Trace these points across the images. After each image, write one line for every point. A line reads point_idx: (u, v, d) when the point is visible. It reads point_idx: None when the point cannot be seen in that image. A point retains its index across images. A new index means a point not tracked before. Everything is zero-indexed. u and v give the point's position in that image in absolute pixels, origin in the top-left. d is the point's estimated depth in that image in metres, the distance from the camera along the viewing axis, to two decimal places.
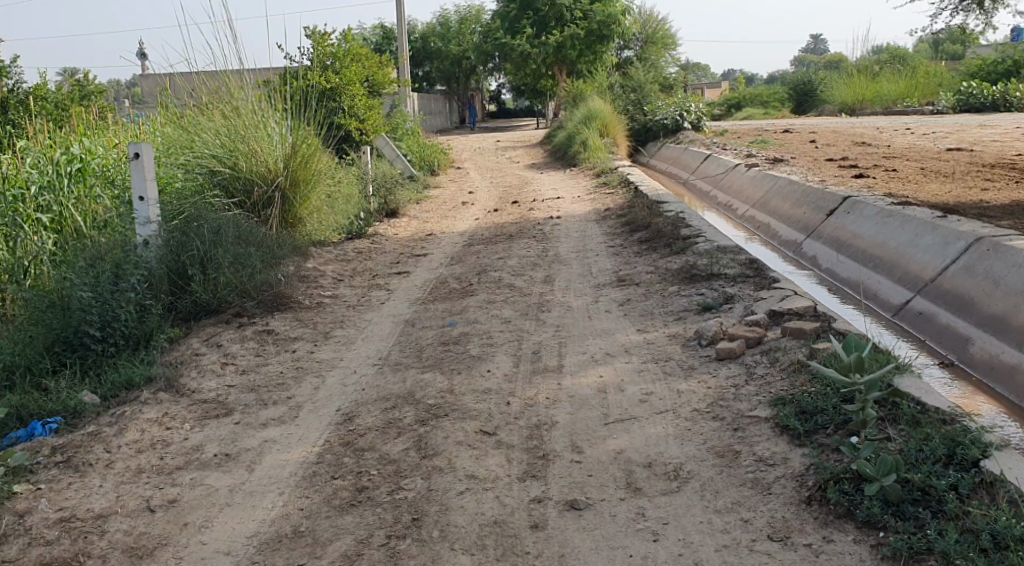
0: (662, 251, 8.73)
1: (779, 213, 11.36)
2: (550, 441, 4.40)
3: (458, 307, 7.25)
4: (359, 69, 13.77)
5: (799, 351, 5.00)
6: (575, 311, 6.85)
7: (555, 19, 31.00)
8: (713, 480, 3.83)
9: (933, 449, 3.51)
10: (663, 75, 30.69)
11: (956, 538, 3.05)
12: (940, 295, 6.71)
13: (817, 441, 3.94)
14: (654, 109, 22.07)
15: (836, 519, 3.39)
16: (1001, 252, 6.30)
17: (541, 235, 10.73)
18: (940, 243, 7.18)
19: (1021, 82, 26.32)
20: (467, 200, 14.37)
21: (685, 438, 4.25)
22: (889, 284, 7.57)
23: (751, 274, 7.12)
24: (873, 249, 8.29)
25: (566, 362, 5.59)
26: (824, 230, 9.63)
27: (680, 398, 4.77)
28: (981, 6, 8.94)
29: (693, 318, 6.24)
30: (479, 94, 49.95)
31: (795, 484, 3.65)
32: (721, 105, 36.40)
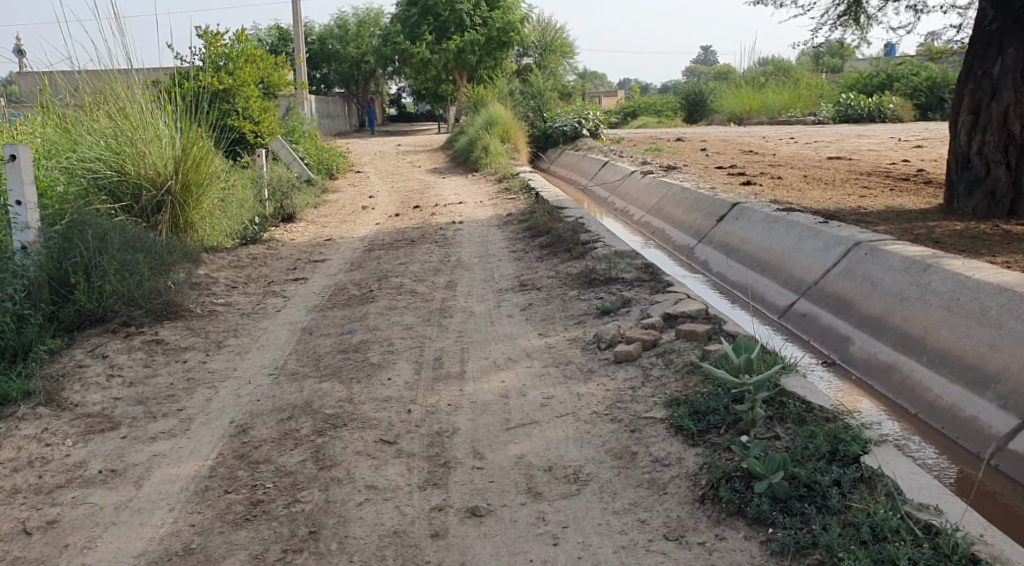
0: (562, 256, 8.84)
1: (672, 218, 11.69)
2: (451, 447, 4.39)
3: (358, 314, 7.16)
4: (254, 70, 13.45)
5: (692, 353, 5.16)
6: (477, 316, 6.86)
7: (455, 24, 31.04)
8: (611, 482, 3.90)
9: (817, 446, 3.66)
10: (561, 83, 31.14)
11: (839, 532, 3.16)
12: (822, 297, 7.04)
13: (709, 441, 4.06)
14: (553, 116, 22.39)
15: (728, 517, 3.47)
16: (877, 256, 6.67)
17: (443, 239, 10.71)
18: (822, 247, 7.55)
19: (895, 94, 28.05)
20: (366, 204, 14.21)
21: (585, 441, 4.31)
22: (776, 286, 7.89)
23: (647, 278, 7.29)
24: (760, 253, 8.64)
25: (467, 368, 5.59)
26: (715, 234, 9.97)
27: (579, 401, 4.84)
28: (857, 21, 9.43)
29: (592, 322, 6.34)
30: (379, 99, 49.49)
31: (689, 484, 3.74)
32: (618, 113, 37.19)
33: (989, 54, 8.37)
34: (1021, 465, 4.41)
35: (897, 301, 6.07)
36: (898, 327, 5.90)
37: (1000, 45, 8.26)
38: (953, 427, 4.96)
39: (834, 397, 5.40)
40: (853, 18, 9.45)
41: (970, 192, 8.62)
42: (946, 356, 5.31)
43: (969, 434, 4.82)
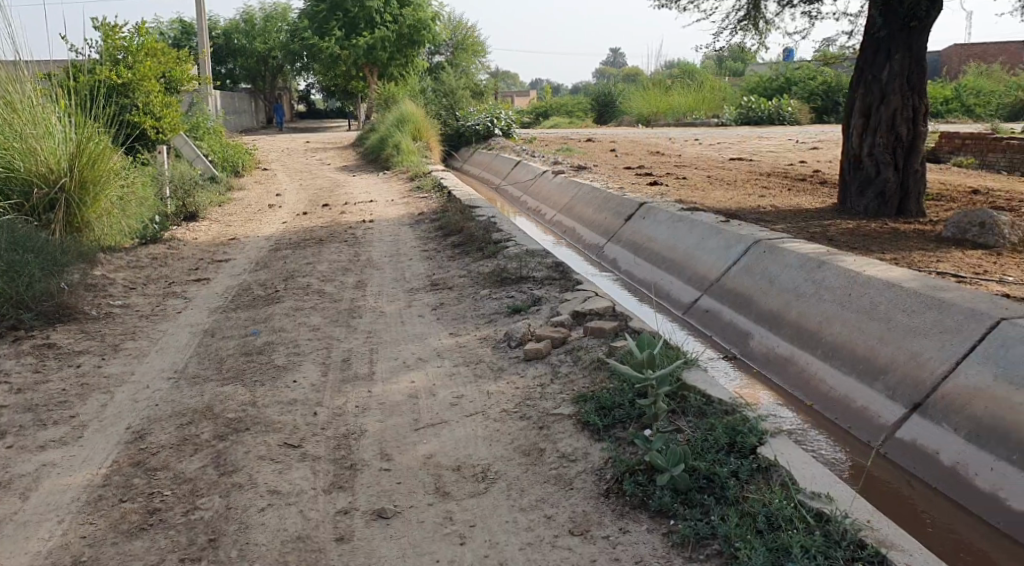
0: (473, 255, 8.84)
1: (582, 218, 11.84)
2: (358, 450, 4.32)
3: (263, 315, 6.99)
4: (155, 64, 12.96)
5: (600, 350, 5.22)
6: (387, 316, 6.78)
7: (364, 20, 30.57)
8: (519, 479, 3.90)
9: (716, 438, 3.74)
10: (473, 82, 31.12)
11: (736, 522, 3.24)
12: (724, 294, 7.25)
13: (615, 435, 4.11)
14: (465, 114, 22.38)
15: (632, 510, 3.51)
16: (775, 254, 6.90)
17: (353, 239, 10.56)
18: (723, 245, 7.77)
19: (792, 97, 29.15)
20: (273, 202, 13.88)
21: (493, 439, 4.30)
22: (680, 283, 8.09)
23: (557, 276, 7.36)
24: (666, 251, 8.83)
25: (376, 369, 5.52)
26: (623, 233, 10.15)
27: (489, 399, 4.84)
28: (756, 26, 9.74)
29: (503, 320, 6.35)
30: (287, 95, 48.45)
31: (594, 479, 3.78)
32: (530, 113, 37.45)
33: (877, 60, 8.75)
34: (906, 452, 4.64)
35: (794, 297, 6.30)
36: (795, 322, 6.13)
37: (887, 52, 8.65)
38: (846, 417, 5.18)
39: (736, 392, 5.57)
40: (753, 23, 9.75)
41: (862, 192, 9.03)
42: (839, 349, 5.54)
43: (860, 423, 5.05)
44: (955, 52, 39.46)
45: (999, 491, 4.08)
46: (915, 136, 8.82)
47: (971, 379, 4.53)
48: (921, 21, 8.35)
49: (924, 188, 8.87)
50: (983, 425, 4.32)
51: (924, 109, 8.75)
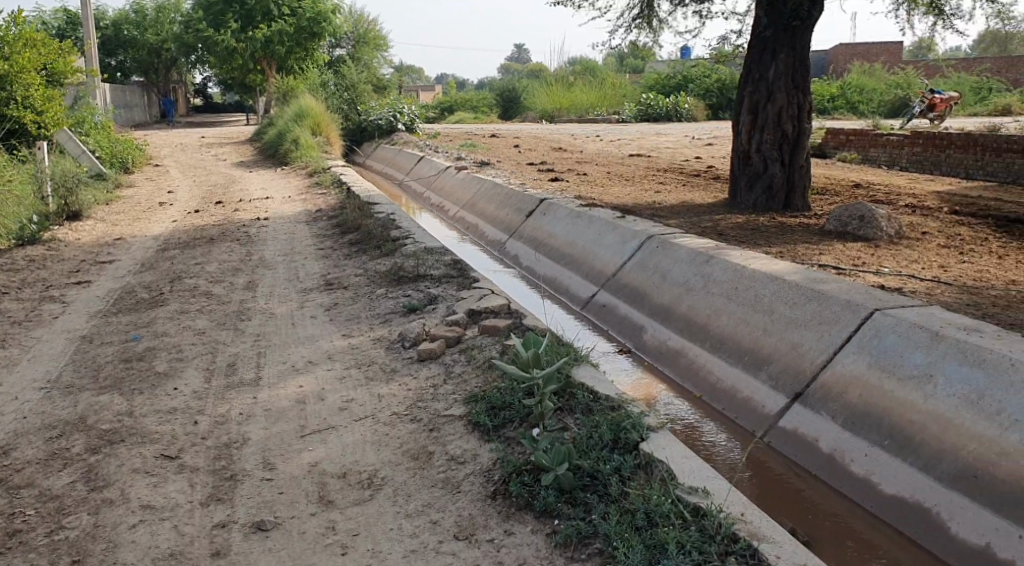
0: (370, 253, 8.66)
1: (485, 214, 11.80)
2: (240, 460, 4.16)
3: (145, 319, 6.68)
4: (34, 55, 12.29)
5: (493, 349, 5.16)
6: (278, 319, 6.57)
7: (261, 13, 29.76)
8: (406, 484, 3.78)
9: (600, 436, 3.74)
10: (375, 77, 30.71)
11: (617, 520, 3.23)
12: (619, 288, 7.34)
13: (504, 435, 4.04)
14: (367, 109, 22.04)
15: (517, 512, 3.46)
16: (667, 249, 7.03)
17: (245, 237, 10.23)
18: (619, 241, 7.87)
19: (689, 94, 29.90)
20: (163, 200, 13.34)
21: (382, 444, 4.18)
22: (578, 279, 8.15)
23: (454, 274, 7.26)
24: (565, 247, 8.89)
25: (263, 374, 5.33)
26: (524, 230, 10.15)
27: (380, 402, 4.71)
28: (649, 23, 9.89)
29: (397, 320, 6.21)
30: (183, 89, 46.74)
31: (482, 480, 3.70)
32: (435, 108, 37.23)
33: (764, 60, 9.01)
34: (788, 440, 4.77)
35: (684, 291, 6.42)
36: (685, 315, 6.25)
37: (773, 51, 8.91)
38: (732, 408, 5.32)
39: (630, 392, 5.64)
40: (646, 21, 9.90)
41: (751, 187, 9.30)
42: (725, 342, 5.68)
43: (745, 413, 5.18)
44: (841, 51, 40.98)
45: (871, 476, 4.24)
46: (800, 133, 9.11)
47: (847, 368, 4.69)
48: (803, 21, 8.67)
49: (809, 182, 9.18)
50: (858, 412, 4.48)
51: (808, 107, 9.05)
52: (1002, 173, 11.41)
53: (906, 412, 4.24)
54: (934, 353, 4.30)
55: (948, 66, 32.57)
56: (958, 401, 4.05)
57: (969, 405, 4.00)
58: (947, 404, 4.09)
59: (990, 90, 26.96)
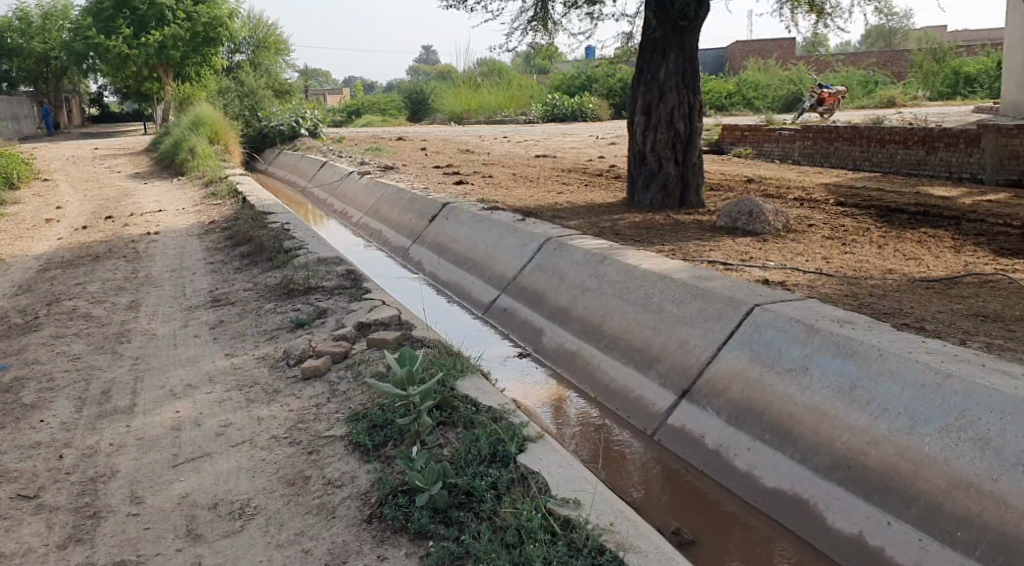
0: (261, 266, 8.39)
1: (388, 219, 11.60)
2: (105, 495, 3.92)
3: (16, 347, 6.28)
4: None
5: (379, 363, 5.03)
6: (159, 340, 6.27)
7: (154, 19, 28.65)
8: (279, 512, 3.62)
9: (478, 450, 3.68)
10: (278, 83, 30.02)
11: (489, 537, 3.14)
12: (519, 292, 7.29)
13: (383, 455, 3.93)
14: (268, 115, 21.45)
15: (392, 534, 3.34)
16: (564, 251, 7.03)
17: (133, 253, 9.79)
18: (519, 244, 7.84)
19: (594, 93, 30.28)
20: (49, 216, 12.67)
21: (257, 470, 4.00)
22: (479, 283, 8.08)
23: (347, 285, 7.07)
24: (466, 252, 8.79)
25: (139, 401, 5.06)
26: (427, 235, 10.02)
27: (258, 426, 4.52)
28: (545, 25, 9.88)
29: (284, 336, 6.01)
30: (75, 98, 44.75)
31: (358, 504, 3.57)
32: (341, 112, 36.68)
33: (654, 60, 9.11)
34: (677, 438, 4.78)
35: (580, 293, 6.42)
36: (582, 316, 6.23)
37: (662, 51, 9.02)
38: (625, 407, 5.31)
39: (536, 400, 5.63)
40: (541, 23, 9.89)
41: (647, 185, 9.40)
42: (619, 342, 5.69)
43: (637, 412, 5.19)
44: (736, 49, 42.17)
45: (754, 470, 4.26)
46: (693, 131, 9.25)
47: (730, 363, 4.74)
48: (690, 21, 8.80)
49: (702, 179, 9.33)
50: (740, 407, 4.53)
51: (698, 106, 9.19)
52: (885, 164, 11.85)
53: (783, 405, 4.31)
54: (809, 347, 4.39)
55: (837, 63, 33.88)
56: (832, 392, 4.12)
57: (842, 395, 4.07)
58: (821, 396, 4.16)
59: (877, 84, 28.09)
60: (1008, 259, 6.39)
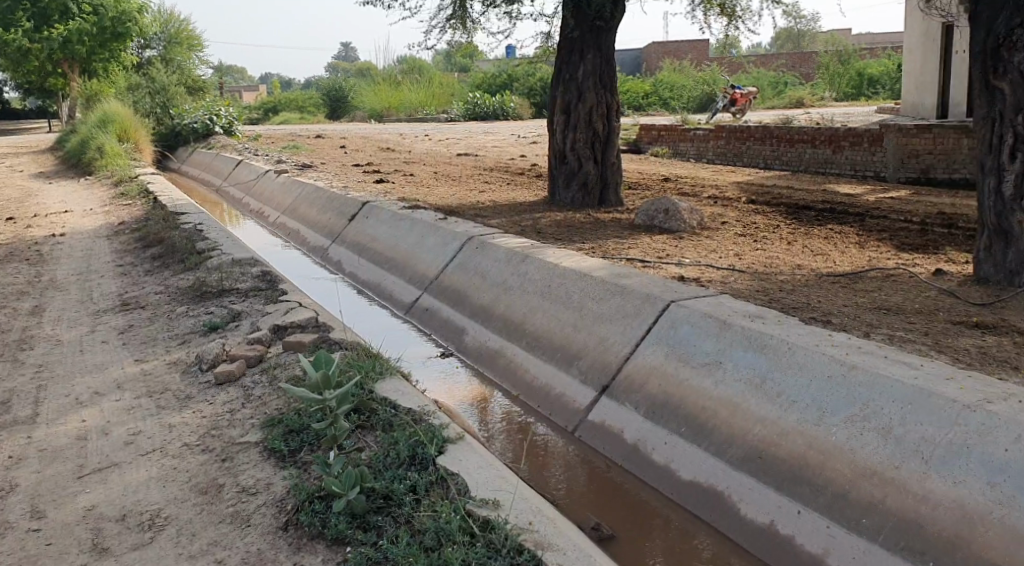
0: (173, 268, 8.13)
1: (306, 219, 11.41)
2: (4, 511, 3.74)
3: None
4: None
5: (296, 367, 4.94)
6: (64, 346, 6.02)
7: (58, 12, 27.51)
8: (190, 522, 3.51)
9: (397, 453, 3.66)
10: (191, 79, 29.18)
11: (407, 541, 3.11)
12: (440, 291, 7.26)
13: (300, 461, 3.85)
14: (181, 113, 20.83)
15: (309, 541, 3.27)
16: (486, 250, 7.04)
17: (36, 256, 9.37)
18: (440, 244, 7.81)
19: (515, 92, 30.40)
20: None
21: (168, 480, 3.88)
22: (400, 283, 8.01)
23: (263, 287, 6.92)
24: (387, 251, 8.71)
25: (41, 410, 4.84)
26: (346, 234, 9.88)
27: (170, 433, 4.38)
28: (463, 24, 9.86)
29: (197, 340, 5.84)
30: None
31: (273, 511, 3.49)
32: (258, 110, 35.89)
33: (571, 60, 9.20)
34: (597, 434, 4.84)
35: (501, 291, 6.43)
36: (503, 315, 6.25)
37: (580, 52, 9.12)
38: (547, 405, 5.34)
39: (458, 399, 5.61)
40: (460, 21, 9.86)
41: (568, 183, 9.45)
42: (540, 340, 5.72)
43: (559, 409, 5.22)
44: (653, 49, 42.95)
45: (670, 463, 4.34)
46: (611, 130, 9.37)
47: (647, 359, 4.82)
48: (606, 22, 8.92)
49: (621, 178, 9.46)
50: (658, 402, 4.61)
51: (616, 105, 9.33)
52: (795, 163, 12.23)
53: (698, 399, 4.40)
54: (723, 341, 4.50)
55: (749, 64, 34.85)
56: (744, 384, 4.23)
57: (753, 388, 4.18)
58: (734, 389, 4.26)
59: (786, 85, 28.99)
60: (908, 254, 6.68)
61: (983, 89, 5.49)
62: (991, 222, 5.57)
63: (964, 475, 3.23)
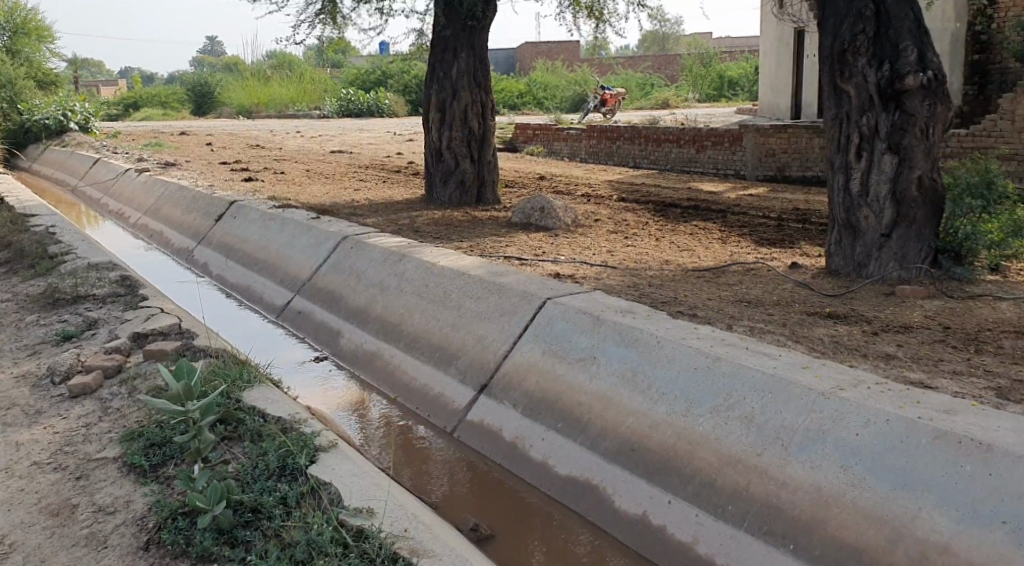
0: (21, 274, 7.58)
1: (169, 219, 10.89)
2: None
3: None
4: None
5: (158, 377, 4.69)
6: None
7: None
8: (40, 547, 3.27)
9: (267, 464, 3.54)
10: (41, 71, 27.38)
11: (277, 555, 2.99)
12: (313, 293, 7.08)
13: (163, 476, 3.66)
14: (30, 108, 19.48)
15: (172, 560, 3.10)
16: (361, 250, 6.92)
17: None
18: (313, 244, 7.62)
19: (389, 89, 30.13)
20: None
21: (14, 503, 3.60)
22: (272, 285, 7.76)
23: (122, 293, 6.56)
24: (257, 252, 8.42)
25: None
26: (213, 235, 9.49)
27: (17, 452, 4.07)
28: (334, 20, 9.65)
29: (48, 351, 5.46)
30: None
31: (133, 531, 3.29)
32: (117, 105, 34.06)
33: (445, 58, 9.15)
34: (475, 433, 4.84)
35: (377, 292, 6.34)
36: (379, 316, 6.15)
37: (453, 50, 9.09)
38: (425, 406, 5.29)
39: (333, 404, 5.48)
40: (329, 17, 9.65)
41: (445, 182, 9.40)
42: (417, 341, 5.67)
43: (437, 410, 5.18)
44: (526, 50, 43.47)
45: (547, 459, 4.38)
46: (486, 129, 9.40)
47: (524, 357, 4.85)
48: (479, 21, 8.94)
49: (498, 176, 9.50)
50: (534, 399, 4.64)
51: (490, 104, 9.37)
52: (662, 162, 12.63)
53: (572, 395, 4.46)
54: (597, 337, 4.58)
55: (618, 65, 35.82)
56: (617, 378, 4.32)
57: (626, 381, 4.27)
58: (607, 383, 4.34)
59: (653, 86, 29.97)
60: (767, 248, 7.01)
61: (831, 91, 5.80)
62: (841, 217, 5.91)
63: (820, 460, 3.38)
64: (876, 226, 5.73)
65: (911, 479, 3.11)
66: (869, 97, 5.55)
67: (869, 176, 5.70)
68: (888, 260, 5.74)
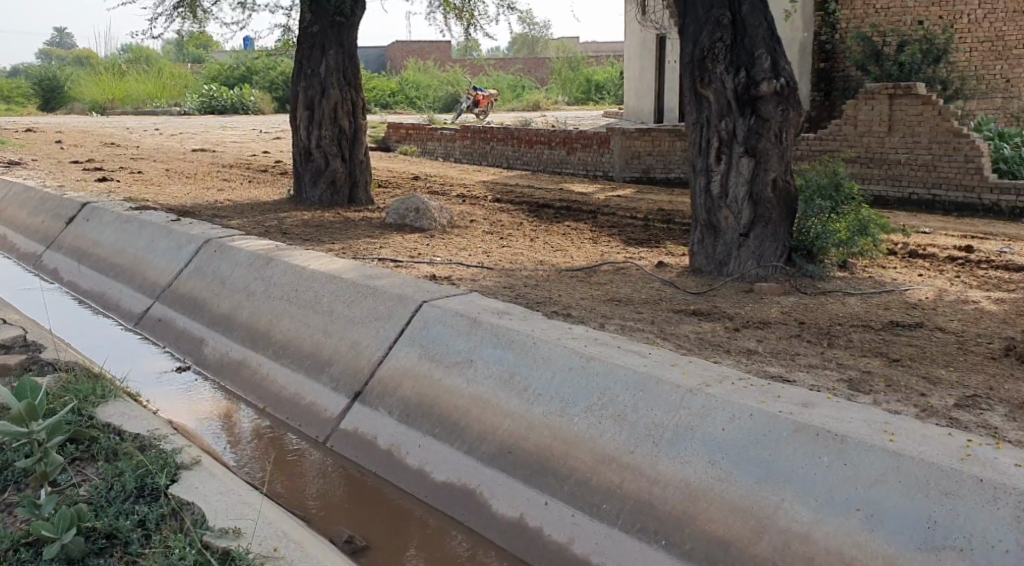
0: None
1: (14, 222, 10.13)
2: None
3: None
4: None
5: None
6: None
7: None
8: None
9: (123, 485, 3.33)
10: None
11: None
12: (174, 299, 6.74)
13: (5, 503, 3.38)
14: None
15: None
16: (225, 254, 6.64)
17: None
18: (173, 248, 7.26)
19: (255, 85, 29.21)
20: None
21: None
22: (128, 291, 7.34)
23: None
24: (112, 256, 7.94)
25: None
26: (64, 239, 8.89)
27: None
28: (194, 13, 9.23)
29: None
30: None
31: None
32: None
33: (313, 56, 8.88)
34: (349, 441, 4.73)
35: (244, 297, 6.10)
36: (246, 323, 5.92)
37: (321, 47, 8.83)
38: (296, 416, 5.13)
39: (199, 416, 5.23)
40: (189, 10, 9.22)
41: (315, 182, 9.15)
42: (286, 347, 5.49)
43: (308, 420, 5.03)
44: (397, 49, 43.13)
45: (423, 465, 4.33)
46: (357, 128, 9.22)
47: (399, 361, 4.78)
48: (347, 18, 8.76)
49: (370, 176, 9.35)
50: (410, 404, 4.58)
51: (361, 102, 9.19)
52: (534, 163, 12.78)
53: (449, 398, 4.43)
54: (473, 339, 4.56)
55: (489, 66, 36.08)
56: (493, 381, 4.31)
57: (502, 383, 4.27)
58: (484, 386, 4.33)
59: (523, 88, 30.36)
60: (635, 248, 7.20)
61: (692, 97, 6.00)
62: (703, 218, 6.12)
63: (688, 456, 3.48)
64: (736, 227, 5.97)
65: (773, 471, 3.24)
66: (727, 102, 5.79)
67: (728, 178, 5.92)
68: (746, 259, 6.00)
